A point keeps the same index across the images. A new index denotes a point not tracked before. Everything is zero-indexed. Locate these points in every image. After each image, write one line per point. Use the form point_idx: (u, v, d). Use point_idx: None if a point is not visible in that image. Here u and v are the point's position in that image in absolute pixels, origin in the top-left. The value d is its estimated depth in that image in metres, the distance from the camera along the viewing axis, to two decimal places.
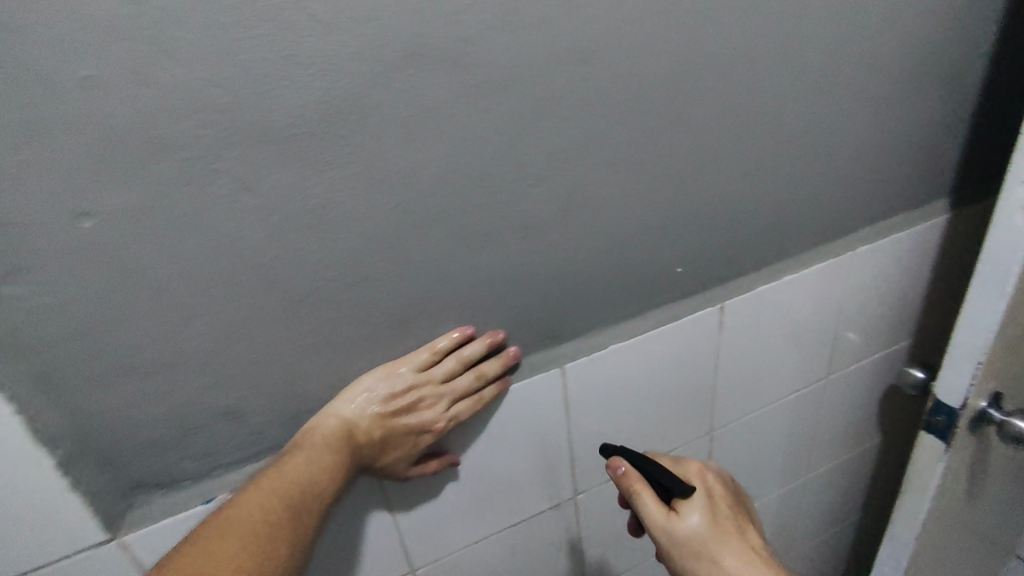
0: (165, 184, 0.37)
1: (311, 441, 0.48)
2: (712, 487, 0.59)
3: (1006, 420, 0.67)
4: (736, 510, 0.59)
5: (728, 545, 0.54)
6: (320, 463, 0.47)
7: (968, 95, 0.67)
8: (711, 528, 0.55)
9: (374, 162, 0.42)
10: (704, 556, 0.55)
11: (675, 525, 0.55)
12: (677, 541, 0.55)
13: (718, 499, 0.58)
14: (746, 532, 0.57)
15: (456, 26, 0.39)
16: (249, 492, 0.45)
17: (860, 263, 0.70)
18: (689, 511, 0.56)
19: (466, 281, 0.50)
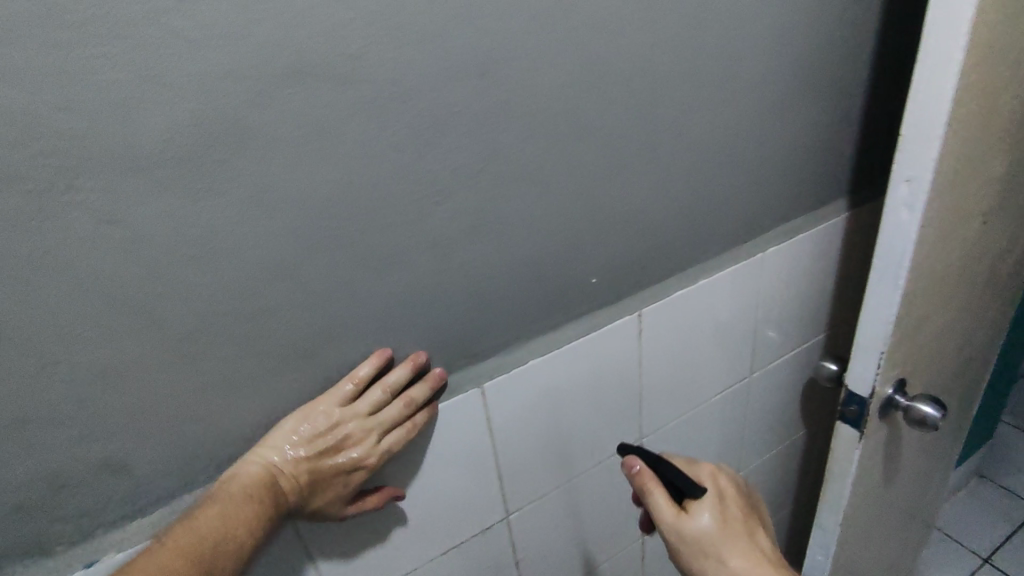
0: (6, 221, 0.35)
1: (228, 492, 0.46)
2: (725, 489, 0.61)
3: (910, 406, 0.74)
4: (748, 513, 0.60)
5: (734, 546, 0.57)
6: (236, 513, 0.45)
7: (858, 98, 0.71)
8: (720, 530, 0.57)
9: (262, 185, 0.41)
10: (710, 553, 0.57)
11: (685, 523, 0.58)
12: (687, 537, 0.58)
13: (731, 503, 0.60)
14: (755, 535, 0.59)
15: (339, 47, 0.40)
16: (155, 552, 0.41)
17: (769, 263, 0.75)
18: (700, 511, 0.58)
19: (372, 308, 0.50)
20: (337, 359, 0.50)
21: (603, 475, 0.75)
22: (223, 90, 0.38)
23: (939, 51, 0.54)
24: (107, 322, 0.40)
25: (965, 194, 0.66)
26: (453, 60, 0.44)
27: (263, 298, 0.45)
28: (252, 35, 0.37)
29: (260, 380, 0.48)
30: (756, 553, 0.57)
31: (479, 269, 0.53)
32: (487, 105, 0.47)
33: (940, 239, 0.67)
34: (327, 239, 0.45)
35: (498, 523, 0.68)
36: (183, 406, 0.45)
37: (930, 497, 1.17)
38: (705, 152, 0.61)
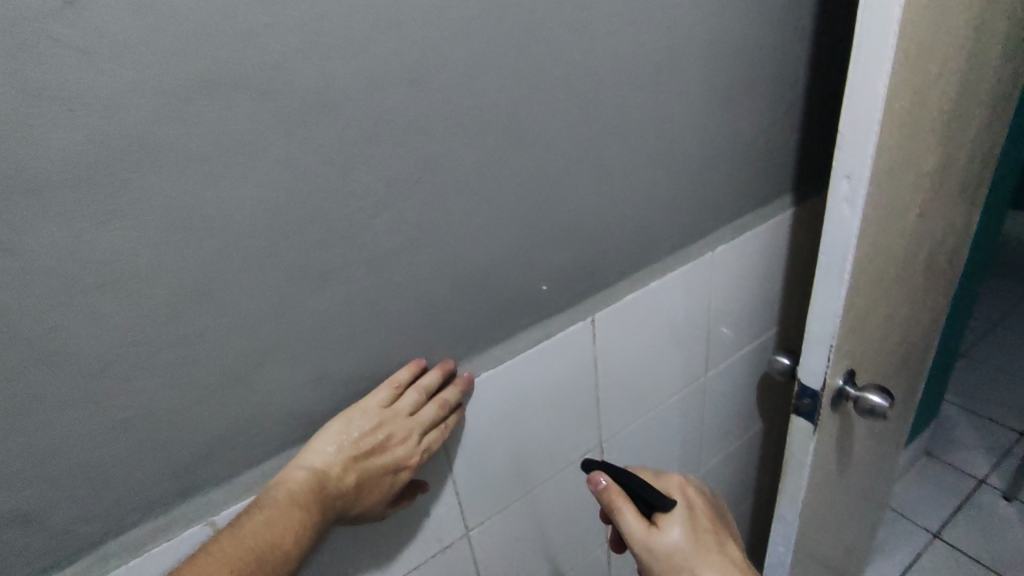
0: None
1: (277, 499, 0.46)
2: (695, 502, 0.60)
3: (860, 396, 0.75)
4: (719, 525, 0.59)
5: (705, 558, 0.56)
6: (288, 521, 0.46)
7: (797, 97, 0.72)
8: (691, 543, 0.56)
9: (178, 205, 0.38)
10: (682, 568, 0.56)
11: (655, 538, 0.57)
12: (658, 553, 0.57)
13: (701, 515, 0.59)
14: (728, 547, 0.58)
15: (255, 54, 0.38)
16: (201, 560, 0.42)
17: (719, 262, 0.75)
18: (669, 525, 0.57)
19: (310, 329, 0.47)
20: (274, 384, 0.47)
21: (563, 482, 0.74)
22: (124, 104, 0.35)
23: (870, 50, 0.55)
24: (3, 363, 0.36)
25: (901, 188, 0.68)
26: (381, 67, 0.42)
27: (186, 325, 0.42)
28: (155, 44, 0.35)
29: (188, 413, 0.44)
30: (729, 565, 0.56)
31: (422, 282, 0.51)
32: (420, 113, 0.45)
33: (880, 233, 0.68)
34: (254, 259, 0.43)
35: (458, 541, 0.66)
36: (99, 448, 0.41)
37: (882, 481, 1.21)
38: (648, 154, 0.61)
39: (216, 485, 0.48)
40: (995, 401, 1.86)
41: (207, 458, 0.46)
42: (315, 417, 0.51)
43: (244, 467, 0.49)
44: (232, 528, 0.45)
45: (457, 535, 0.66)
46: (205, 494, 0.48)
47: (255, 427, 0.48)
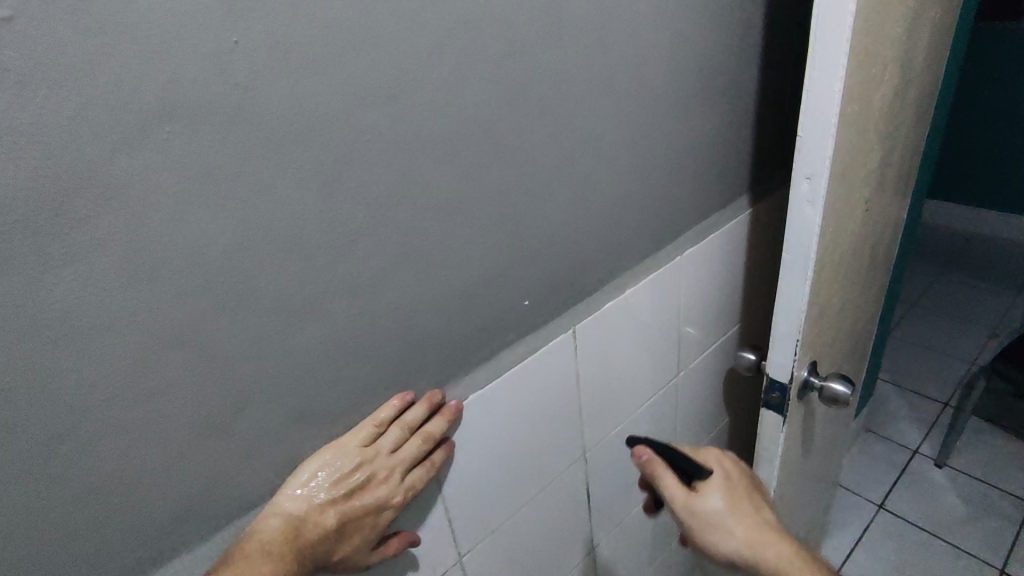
0: None
1: (249, 548, 0.43)
2: (731, 472, 0.67)
3: (824, 385, 0.79)
4: (753, 491, 0.66)
5: (741, 518, 0.63)
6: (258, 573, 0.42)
7: (750, 102, 0.74)
8: (728, 506, 0.63)
9: (142, 243, 0.35)
10: (720, 528, 0.63)
11: (694, 502, 0.64)
12: (699, 514, 0.64)
13: (736, 483, 0.66)
14: (760, 511, 0.65)
15: (224, 74, 0.34)
16: None
17: (686, 265, 0.77)
18: (709, 490, 0.64)
19: (291, 367, 0.44)
20: (256, 429, 0.44)
21: (550, 497, 0.73)
22: (77, 135, 0.31)
23: (825, 57, 0.57)
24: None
25: (851, 187, 0.71)
26: (358, 85, 0.40)
27: (158, 374, 0.38)
28: (110, 66, 0.31)
29: (163, 470, 0.40)
30: (762, 524, 0.63)
31: (407, 307, 0.49)
32: (401, 132, 0.43)
33: (835, 229, 0.71)
34: (229, 296, 0.39)
35: (450, 570, 0.64)
36: (62, 521, 0.36)
37: (835, 462, 1.27)
38: (621, 163, 0.61)
39: (195, 546, 0.44)
40: (921, 376, 2.00)
41: (184, 517, 0.42)
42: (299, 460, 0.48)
43: (224, 522, 0.45)
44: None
45: (448, 564, 0.64)
46: (183, 557, 0.43)
47: (236, 477, 0.44)
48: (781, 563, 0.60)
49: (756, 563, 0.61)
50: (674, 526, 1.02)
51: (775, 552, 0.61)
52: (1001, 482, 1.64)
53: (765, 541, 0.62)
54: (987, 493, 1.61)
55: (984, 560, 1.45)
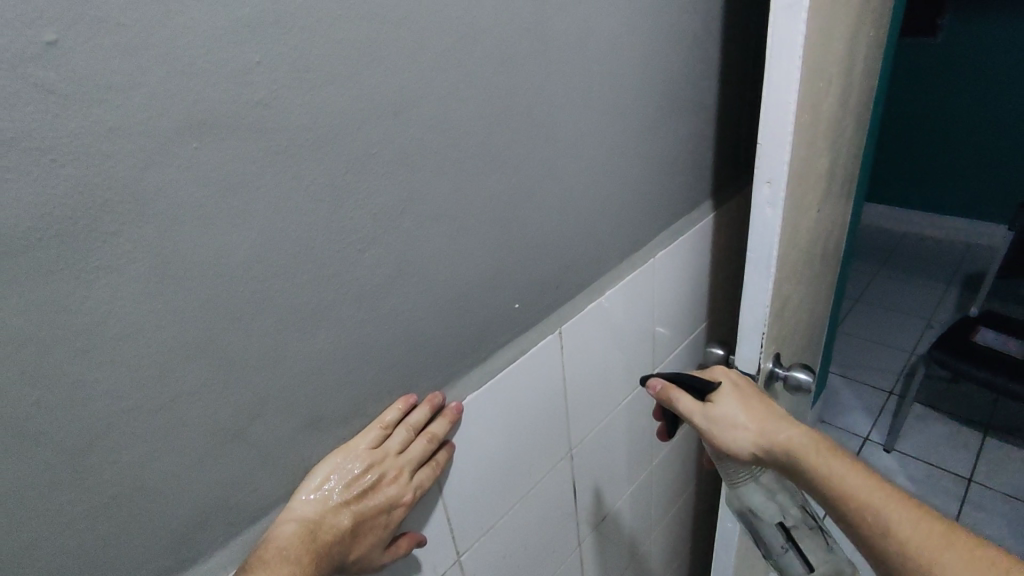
0: None
1: (269, 553, 0.44)
2: (738, 379, 0.71)
3: (788, 374, 0.85)
4: (762, 394, 0.70)
5: (753, 415, 0.67)
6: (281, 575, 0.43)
7: (712, 113, 0.80)
8: (740, 408, 0.68)
9: (167, 254, 0.36)
10: (736, 426, 0.67)
11: (710, 412, 0.68)
12: (715, 420, 0.68)
13: (744, 389, 0.70)
14: (773, 406, 0.69)
15: (247, 91, 0.36)
16: None
17: (659, 265, 0.81)
18: (720, 398, 0.68)
19: (304, 372, 0.45)
20: (270, 435, 0.45)
21: (541, 494, 0.76)
22: (109, 151, 0.32)
23: (780, 71, 0.63)
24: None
25: (805, 190, 0.78)
26: (367, 101, 0.42)
27: (179, 382, 0.39)
28: (143, 85, 0.32)
29: (183, 478, 0.41)
30: (774, 417, 0.67)
31: (409, 311, 0.51)
32: (404, 144, 0.46)
33: (793, 228, 0.77)
34: (247, 305, 0.40)
35: (450, 569, 0.65)
36: (85, 532, 0.37)
37: None
38: (600, 171, 0.65)
39: (210, 554, 0.44)
40: (867, 367, 2.14)
41: (201, 524, 0.43)
42: (309, 464, 0.49)
43: (237, 529, 0.45)
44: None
45: (448, 564, 0.66)
46: (198, 566, 0.44)
47: (250, 484, 0.45)
48: (794, 443, 0.63)
49: (773, 451, 0.64)
50: (653, 518, 1.06)
51: (787, 435, 0.64)
52: (943, 462, 1.76)
53: (777, 429, 0.65)
54: (932, 473, 1.73)
55: None
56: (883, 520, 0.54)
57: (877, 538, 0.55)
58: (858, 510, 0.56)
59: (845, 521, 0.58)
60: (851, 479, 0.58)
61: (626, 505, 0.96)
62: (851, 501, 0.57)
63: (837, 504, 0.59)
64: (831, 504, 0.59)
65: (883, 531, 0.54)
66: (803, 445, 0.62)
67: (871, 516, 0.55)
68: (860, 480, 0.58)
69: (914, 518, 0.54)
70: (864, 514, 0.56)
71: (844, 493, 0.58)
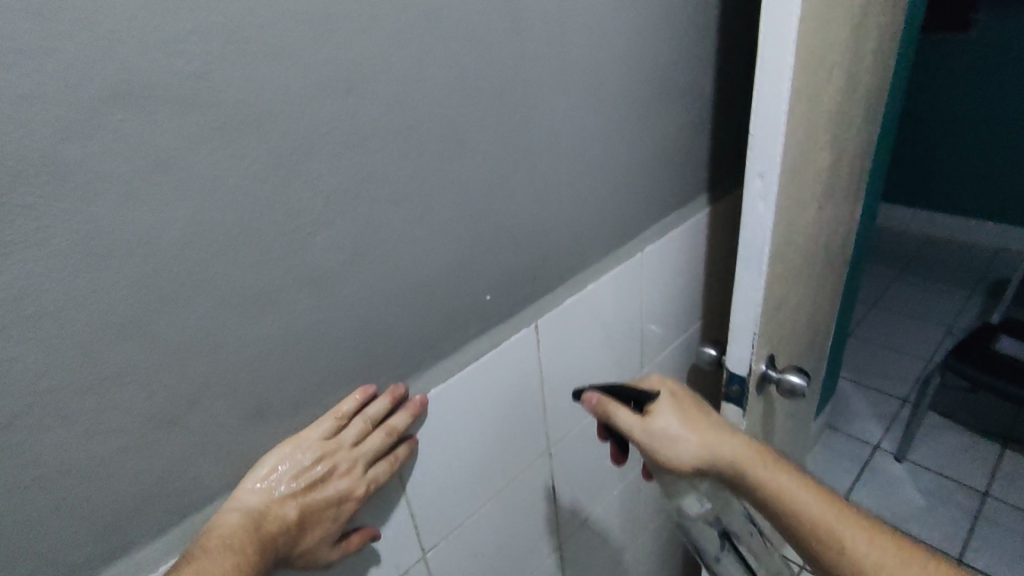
0: None
1: (210, 542, 0.43)
2: (674, 387, 0.68)
3: (782, 377, 0.81)
4: (699, 401, 0.68)
5: (695, 426, 0.65)
6: (220, 567, 0.41)
7: (707, 102, 0.77)
8: (681, 420, 0.65)
9: (94, 230, 0.34)
10: (677, 440, 0.64)
11: (650, 425, 0.64)
12: (657, 435, 0.64)
13: (682, 397, 0.68)
14: (709, 413, 0.67)
15: (179, 60, 0.34)
16: None
17: (648, 260, 0.78)
18: (661, 410, 0.65)
19: (249, 357, 0.44)
20: (210, 421, 0.43)
21: (515, 492, 0.74)
22: (25, 118, 0.31)
23: (773, 57, 0.59)
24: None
25: (803, 184, 0.74)
26: (315, 76, 0.40)
27: (110, 364, 0.37)
28: (62, 50, 0.31)
29: (115, 461, 0.39)
30: (713, 425, 0.66)
31: (366, 298, 0.49)
32: (359, 124, 0.44)
33: (788, 224, 0.74)
34: (183, 287, 0.39)
35: (414, 566, 0.63)
36: (5, 515, 0.36)
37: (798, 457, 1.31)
38: (581, 161, 0.63)
39: (147, 540, 0.43)
40: (881, 374, 2.07)
41: (135, 510, 0.42)
42: (256, 452, 0.47)
43: (176, 516, 0.44)
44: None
45: (412, 561, 0.64)
46: (136, 552, 0.43)
47: (190, 471, 0.44)
48: (739, 456, 0.64)
49: (716, 462, 0.65)
50: (642, 520, 1.03)
51: (730, 446, 0.65)
52: (958, 474, 1.70)
53: (721, 439, 0.65)
54: (945, 485, 1.67)
55: (943, 549, 1.50)
56: (836, 537, 0.60)
57: (828, 550, 0.60)
58: (810, 524, 0.61)
59: (794, 531, 0.62)
60: (801, 493, 0.62)
61: (610, 506, 0.93)
62: (803, 515, 0.61)
63: (788, 517, 0.62)
64: (777, 516, 0.63)
65: (835, 544, 0.59)
66: (750, 459, 0.64)
67: (824, 531, 0.60)
68: (807, 495, 0.62)
69: (861, 531, 0.59)
70: (816, 527, 0.61)
71: (795, 508, 0.62)
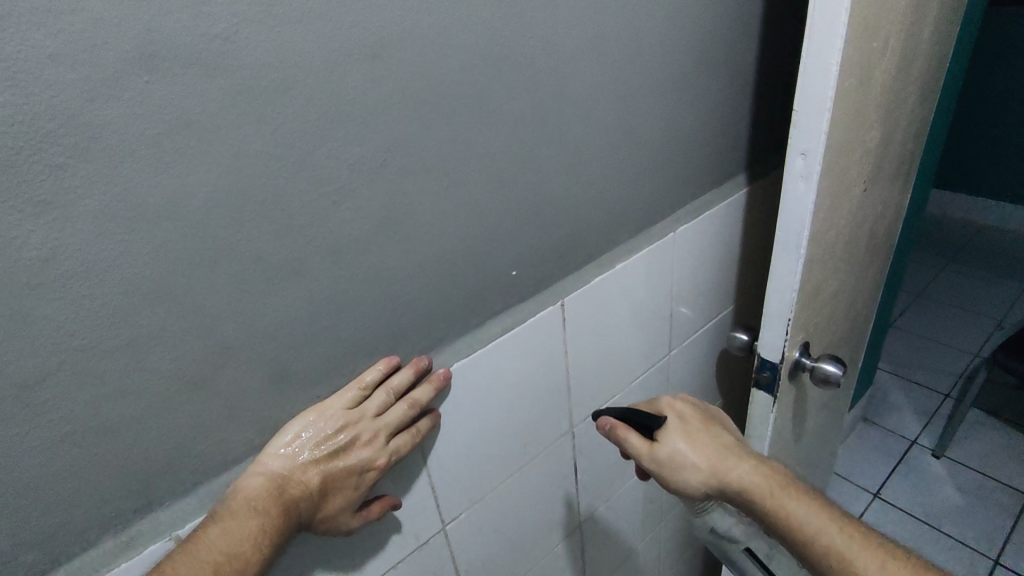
0: None
1: (235, 504, 0.44)
2: (684, 411, 0.68)
3: (816, 365, 0.79)
4: (709, 423, 0.68)
5: (703, 450, 0.65)
6: (244, 528, 0.43)
7: (749, 76, 0.73)
8: (688, 445, 0.65)
9: (121, 194, 0.35)
10: (685, 466, 0.64)
11: (657, 451, 0.65)
12: (665, 462, 0.65)
13: (691, 421, 0.67)
14: (721, 436, 0.67)
15: (204, 23, 0.34)
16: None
17: (681, 241, 0.76)
18: (668, 436, 0.65)
19: (273, 324, 0.44)
20: (234, 385, 0.44)
21: (538, 469, 0.74)
22: (50, 79, 0.31)
23: (824, 26, 0.56)
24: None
25: (849, 164, 0.70)
26: (342, 40, 0.39)
27: (136, 326, 0.38)
28: (85, 10, 0.31)
29: (143, 422, 0.40)
30: (723, 449, 0.65)
31: (392, 271, 0.49)
32: (385, 91, 0.43)
33: (831, 206, 0.71)
34: (208, 252, 0.39)
35: (435, 537, 0.64)
36: (39, 468, 0.37)
37: (830, 449, 1.28)
38: (613, 136, 0.61)
39: (178, 497, 0.45)
40: (922, 367, 2.00)
41: (165, 469, 0.43)
42: (282, 418, 0.48)
43: (204, 477, 0.46)
44: (187, 543, 0.41)
45: (432, 531, 0.65)
46: (167, 509, 0.44)
47: (216, 433, 0.45)
48: (747, 482, 0.62)
49: (725, 488, 0.63)
50: (664, 503, 1.03)
51: (740, 472, 0.63)
52: (999, 473, 1.63)
53: (729, 465, 0.64)
54: (984, 484, 1.61)
55: (978, 550, 1.45)
56: (846, 565, 0.55)
57: None
58: (821, 551, 0.57)
59: (807, 559, 0.59)
60: (813, 520, 0.58)
61: (633, 487, 0.93)
62: (814, 544, 0.58)
63: (800, 545, 0.59)
64: (792, 544, 0.60)
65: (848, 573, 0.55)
66: (759, 485, 0.61)
67: (835, 560, 0.56)
68: (822, 521, 0.58)
69: (877, 561, 0.55)
70: (828, 555, 0.57)
71: (806, 535, 0.58)
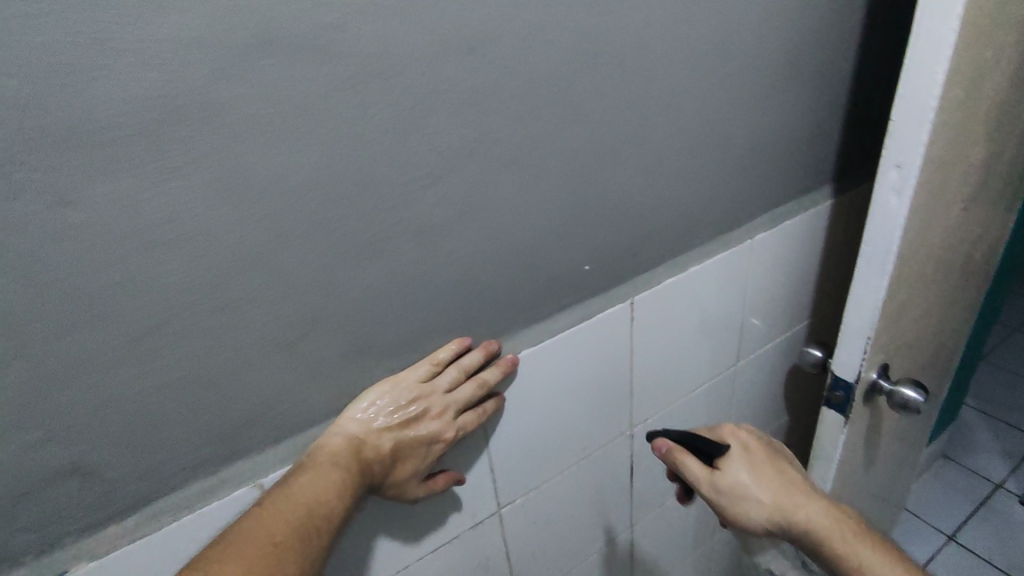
0: None
1: (319, 458, 0.47)
2: (749, 441, 0.67)
3: (894, 390, 0.75)
4: (774, 456, 0.66)
5: (767, 484, 0.63)
6: (327, 480, 0.46)
7: (843, 83, 0.71)
8: (752, 477, 0.63)
9: (236, 166, 0.38)
10: (747, 497, 0.63)
11: (717, 479, 0.64)
12: (725, 492, 0.63)
13: (755, 452, 0.66)
14: (786, 472, 0.65)
15: (320, 15, 0.37)
16: (256, 517, 0.43)
17: (758, 249, 0.74)
18: (730, 466, 0.64)
19: (357, 298, 0.47)
20: (319, 351, 0.47)
21: (593, 466, 0.74)
22: (188, 60, 0.34)
23: (931, 33, 0.54)
24: (49, 315, 0.36)
25: (948, 178, 0.66)
26: (440, 33, 0.42)
27: (239, 288, 0.42)
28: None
29: (238, 376, 0.44)
30: (788, 486, 0.63)
31: (468, 256, 0.51)
32: (476, 84, 0.45)
33: (925, 222, 0.67)
34: (305, 224, 0.42)
35: (490, 518, 0.66)
36: (148, 406, 0.41)
37: (903, 483, 1.20)
38: (695, 139, 0.60)
39: (262, 448, 0.49)
40: (1015, 407, 1.84)
41: (253, 421, 0.47)
42: (359, 387, 0.51)
43: (286, 433, 0.49)
44: (281, 488, 0.45)
45: (488, 512, 0.67)
46: (252, 458, 0.48)
47: (300, 394, 0.48)
48: (814, 525, 0.60)
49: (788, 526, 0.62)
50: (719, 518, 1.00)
51: (807, 512, 0.61)
52: None
53: (795, 503, 0.62)
54: None
55: None
56: None
57: None
58: None
59: None
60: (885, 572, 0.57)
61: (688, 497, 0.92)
62: None
63: None
64: None
65: None
66: (826, 530, 0.60)
67: None
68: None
69: None
70: None
71: None
